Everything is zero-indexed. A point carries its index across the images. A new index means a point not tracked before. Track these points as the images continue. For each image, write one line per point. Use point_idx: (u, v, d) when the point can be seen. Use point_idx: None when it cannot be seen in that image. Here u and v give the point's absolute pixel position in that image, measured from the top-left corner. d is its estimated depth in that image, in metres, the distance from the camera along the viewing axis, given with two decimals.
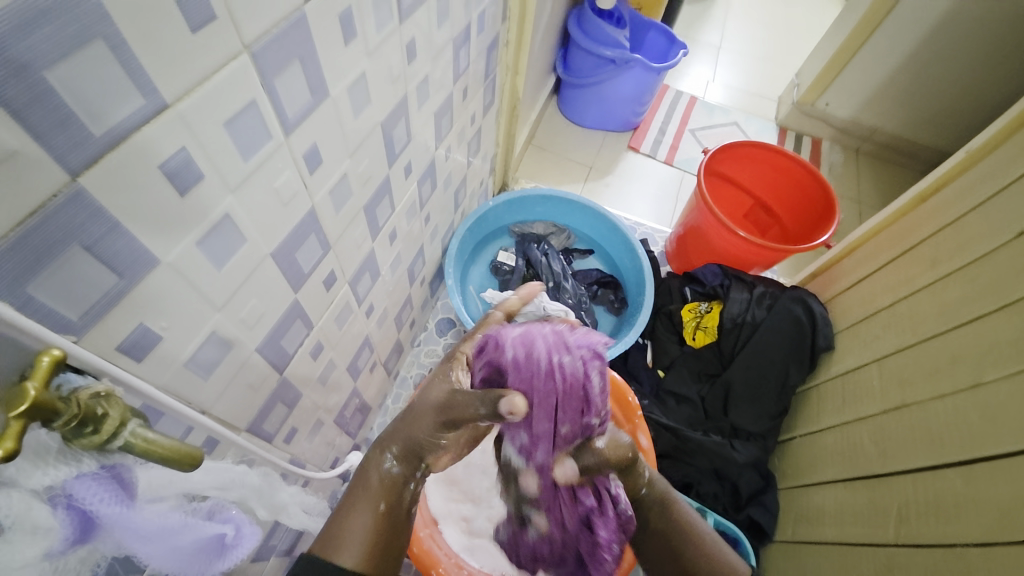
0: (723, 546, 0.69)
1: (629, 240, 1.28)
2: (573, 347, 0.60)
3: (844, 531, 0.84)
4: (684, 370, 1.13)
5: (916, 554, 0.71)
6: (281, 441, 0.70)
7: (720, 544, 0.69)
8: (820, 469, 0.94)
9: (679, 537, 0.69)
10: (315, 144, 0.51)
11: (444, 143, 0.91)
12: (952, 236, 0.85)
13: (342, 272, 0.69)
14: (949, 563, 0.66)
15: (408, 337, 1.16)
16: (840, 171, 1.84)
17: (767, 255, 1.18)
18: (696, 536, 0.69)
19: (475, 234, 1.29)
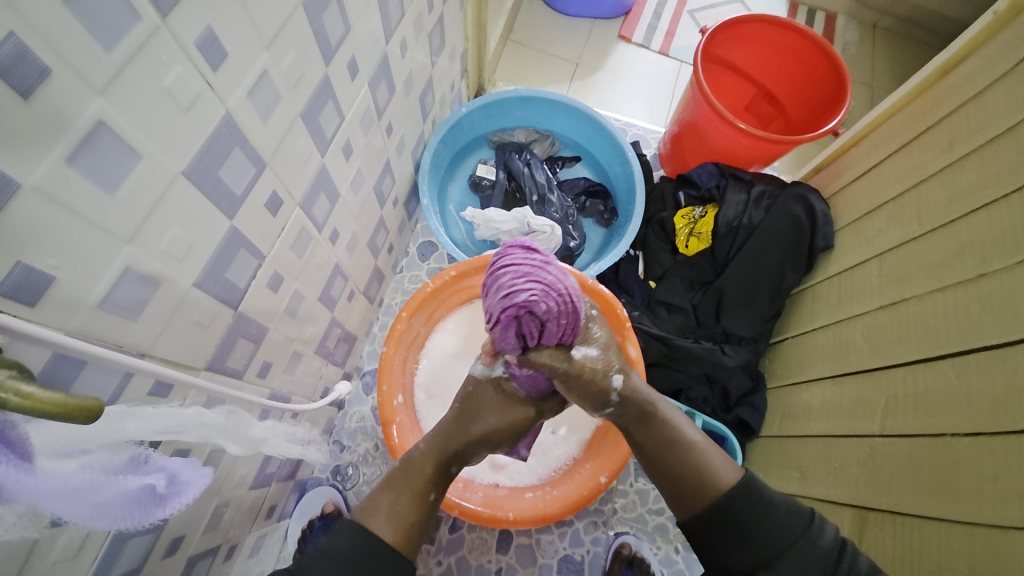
0: (711, 454, 0.65)
1: (618, 142, 1.17)
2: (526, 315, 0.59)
3: (829, 426, 0.84)
4: (676, 280, 1.08)
5: (900, 446, 0.71)
6: (253, 376, 0.67)
7: (704, 456, 0.65)
8: (810, 368, 0.93)
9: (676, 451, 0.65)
10: (211, 29, 0.41)
11: (396, 35, 0.78)
12: (973, 111, 0.75)
13: (289, 194, 0.61)
14: (935, 451, 0.66)
15: (388, 263, 1.11)
16: (854, 51, 1.65)
17: (766, 150, 1.08)
18: (683, 447, 0.66)
19: (450, 146, 1.18)
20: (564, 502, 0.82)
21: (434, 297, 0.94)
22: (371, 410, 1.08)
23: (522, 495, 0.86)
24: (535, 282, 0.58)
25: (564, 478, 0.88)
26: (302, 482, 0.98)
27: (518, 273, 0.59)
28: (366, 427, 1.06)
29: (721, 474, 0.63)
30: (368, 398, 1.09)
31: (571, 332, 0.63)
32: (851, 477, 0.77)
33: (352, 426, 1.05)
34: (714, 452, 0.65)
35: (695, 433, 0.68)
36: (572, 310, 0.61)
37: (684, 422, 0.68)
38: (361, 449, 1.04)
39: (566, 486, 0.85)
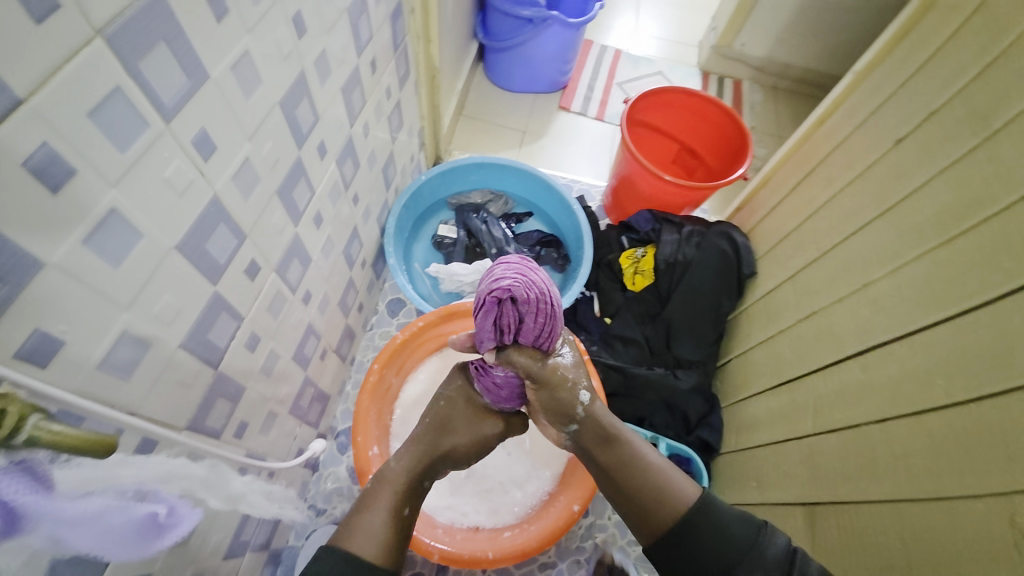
0: (671, 472, 0.73)
1: (564, 197, 1.31)
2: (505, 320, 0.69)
3: (774, 434, 0.92)
4: (628, 315, 1.18)
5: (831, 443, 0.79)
6: (231, 436, 0.69)
7: (665, 477, 0.72)
8: (752, 383, 1.03)
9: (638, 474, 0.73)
10: (203, 128, 0.49)
11: (359, 119, 0.89)
12: (843, 153, 0.92)
13: (266, 260, 0.68)
14: (856, 441, 0.74)
15: (358, 321, 1.16)
16: (761, 109, 1.92)
17: (690, 196, 1.24)
18: (646, 469, 0.73)
19: (413, 211, 1.29)
20: (542, 536, 0.85)
21: (402, 349, 0.99)
22: (347, 469, 1.08)
23: (502, 535, 0.87)
24: (529, 280, 0.67)
25: (542, 513, 0.90)
26: (278, 551, 0.96)
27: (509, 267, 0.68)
28: (342, 487, 1.06)
29: (684, 490, 0.71)
30: (343, 457, 1.09)
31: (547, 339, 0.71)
32: (798, 478, 0.84)
33: (327, 487, 1.05)
34: (674, 471, 0.73)
35: (654, 453, 0.75)
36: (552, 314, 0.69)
37: (647, 448, 0.76)
38: (338, 510, 1.03)
39: (544, 521, 0.87)
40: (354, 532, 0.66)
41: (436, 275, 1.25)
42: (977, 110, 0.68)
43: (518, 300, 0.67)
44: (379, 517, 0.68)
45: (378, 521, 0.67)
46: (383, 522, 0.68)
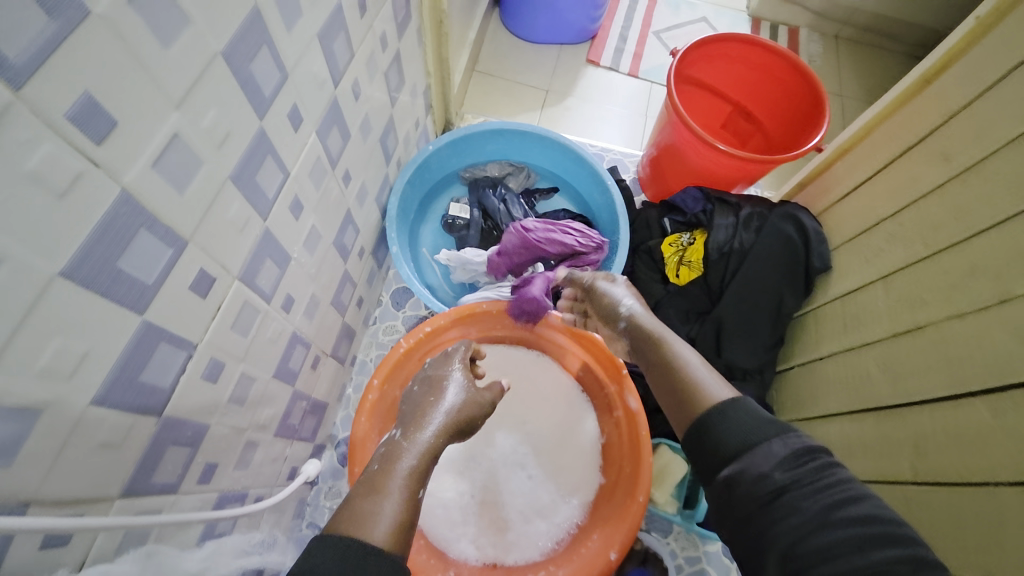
0: (706, 376, 0.58)
1: (596, 170, 1.11)
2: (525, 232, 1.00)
3: (853, 468, 0.77)
4: (670, 312, 1.01)
5: (939, 497, 0.63)
6: (194, 484, 0.56)
7: (698, 378, 0.59)
8: (822, 401, 0.86)
9: (672, 375, 0.62)
10: (85, 95, 0.33)
11: (347, 77, 0.71)
12: (964, 123, 0.71)
13: (223, 268, 0.52)
14: (978, 500, 0.58)
15: (358, 317, 1.02)
16: (820, 62, 1.65)
17: (749, 170, 1.03)
18: (681, 365, 0.62)
19: (419, 187, 1.11)
20: None
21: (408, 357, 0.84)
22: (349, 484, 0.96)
23: None
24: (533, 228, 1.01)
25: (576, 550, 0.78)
26: None
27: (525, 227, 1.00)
28: None
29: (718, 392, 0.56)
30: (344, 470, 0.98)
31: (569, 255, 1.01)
32: None
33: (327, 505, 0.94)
34: (710, 373, 0.59)
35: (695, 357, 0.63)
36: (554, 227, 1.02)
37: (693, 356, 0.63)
38: None
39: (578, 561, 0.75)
40: (350, 519, 0.49)
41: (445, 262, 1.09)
42: None
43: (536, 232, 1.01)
44: (388, 500, 0.51)
45: (392, 508, 0.51)
46: (398, 505, 0.52)
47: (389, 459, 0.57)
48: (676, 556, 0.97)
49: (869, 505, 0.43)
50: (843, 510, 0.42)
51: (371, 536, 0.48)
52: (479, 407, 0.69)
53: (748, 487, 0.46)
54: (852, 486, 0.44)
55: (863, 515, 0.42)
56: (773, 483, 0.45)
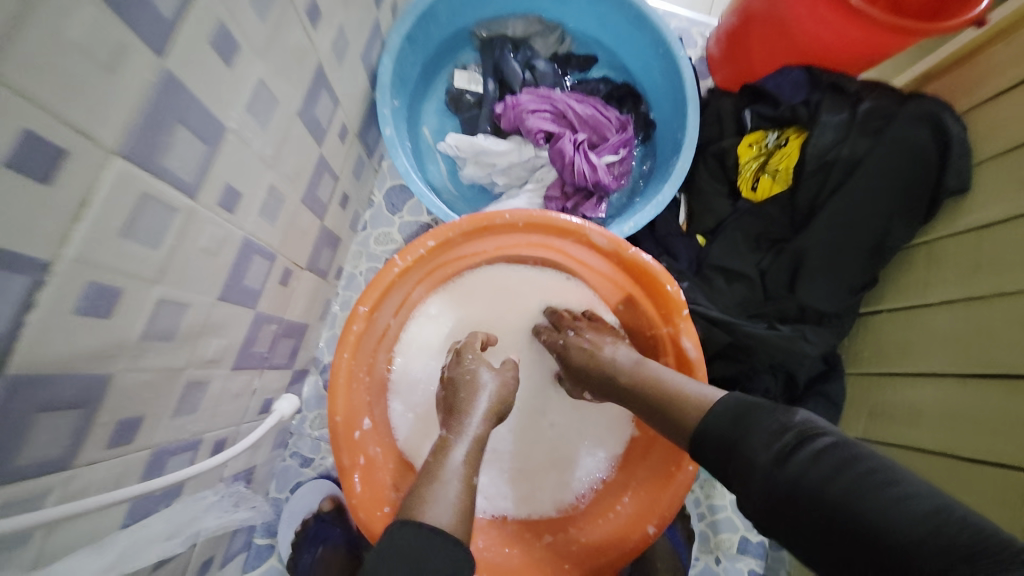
0: (699, 388, 0.49)
1: (664, 39, 0.80)
2: (550, 100, 0.83)
3: (951, 443, 0.62)
4: (737, 235, 0.80)
5: None
6: (96, 447, 0.40)
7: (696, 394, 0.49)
8: (917, 358, 0.69)
9: (664, 405, 0.50)
10: None
11: None
12: None
13: (68, 130, 0.31)
14: None
15: (342, 220, 0.81)
16: None
17: (873, 46, 0.75)
18: (665, 386, 0.52)
19: (422, 48, 0.83)
20: (597, 552, 0.62)
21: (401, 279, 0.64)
22: None
23: (541, 541, 0.65)
24: (556, 94, 0.84)
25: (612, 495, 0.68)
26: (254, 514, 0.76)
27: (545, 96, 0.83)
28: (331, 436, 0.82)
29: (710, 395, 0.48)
30: None
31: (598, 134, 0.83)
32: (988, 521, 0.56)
33: (312, 436, 0.82)
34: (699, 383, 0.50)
35: (677, 372, 0.53)
36: (581, 100, 0.84)
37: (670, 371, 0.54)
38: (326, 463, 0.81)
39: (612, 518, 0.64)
40: (423, 501, 0.47)
41: (447, 150, 0.85)
42: None
43: (556, 101, 0.83)
44: (451, 485, 0.48)
45: (451, 488, 0.48)
46: (458, 485, 0.49)
47: (442, 452, 0.52)
48: (699, 505, 0.88)
49: (869, 469, 0.34)
50: (830, 476, 0.34)
51: (438, 519, 0.45)
52: (510, 389, 0.62)
53: (744, 499, 0.39)
54: (836, 451, 0.36)
55: (870, 481, 0.33)
56: (767, 484, 0.37)
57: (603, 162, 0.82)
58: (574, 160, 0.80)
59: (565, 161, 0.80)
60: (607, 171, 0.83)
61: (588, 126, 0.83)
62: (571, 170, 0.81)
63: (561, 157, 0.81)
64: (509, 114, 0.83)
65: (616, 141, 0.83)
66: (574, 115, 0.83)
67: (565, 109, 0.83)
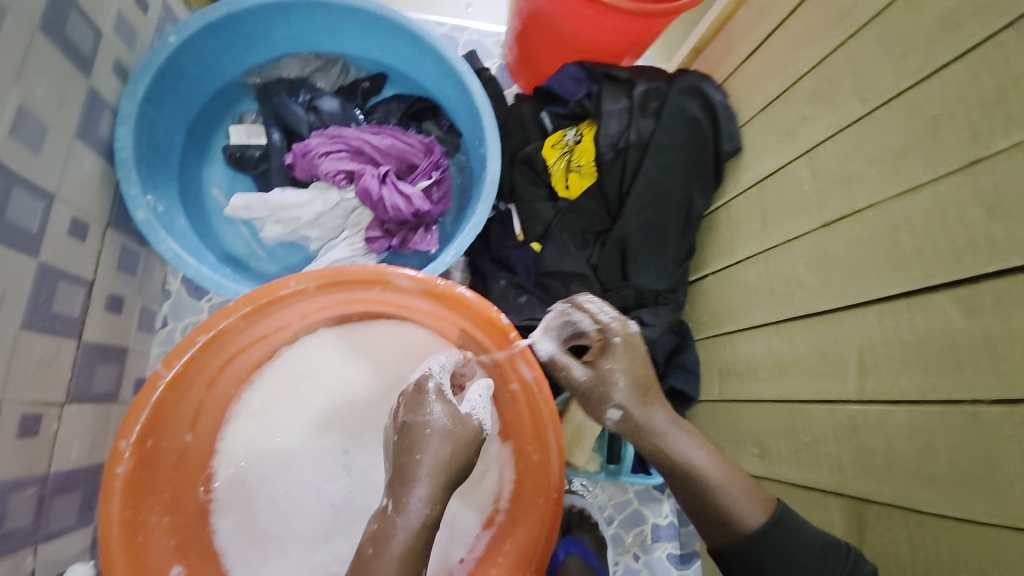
0: (721, 490, 0.52)
1: (445, 58, 0.77)
2: (340, 137, 0.77)
3: (787, 388, 0.65)
4: (563, 236, 0.79)
5: (894, 422, 0.52)
6: None
7: (725, 504, 0.52)
8: (742, 313, 0.73)
9: (699, 503, 0.53)
10: None
11: None
12: None
13: None
14: (950, 425, 0.47)
15: (122, 326, 0.68)
16: None
17: (632, 31, 0.78)
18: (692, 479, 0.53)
19: (175, 109, 0.72)
20: None
21: (177, 391, 0.53)
22: None
23: None
24: (343, 131, 0.77)
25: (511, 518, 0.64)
26: None
27: (334, 136, 0.77)
28: None
29: (743, 512, 0.52)
30: None
31: (401, 164, 0.79)
32: (830, 456, 0.59)
33: None
34: (729, 485, 0.52)
35: (710, 463, 0.53)
36: (375, 132, 0.79)
37: (707, 461, 0.53)
38: None
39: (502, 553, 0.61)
40: None
41: (236, 214, 0.75)
42: None
43: (347, 139, 0.77)
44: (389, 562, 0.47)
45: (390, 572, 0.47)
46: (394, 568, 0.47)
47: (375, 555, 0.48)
48: (605, 509, 0.87)
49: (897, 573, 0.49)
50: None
51: None
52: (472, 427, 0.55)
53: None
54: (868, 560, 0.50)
55: None
56: None
57: (416, 189, 0.76)
58: (381, 194, 0.74)
59: (374, 198, 0.74)
60: (426, 197, 0.78)
61: (388, 157, 0.78)
62: (382, 205, 0.74)
63: (368, 196, 0.74)
64: (301, 162, 0.75)
65: (422, 166, 0.79)
66: (370, 150, 0.77)
67: (358, 146, 0.77)
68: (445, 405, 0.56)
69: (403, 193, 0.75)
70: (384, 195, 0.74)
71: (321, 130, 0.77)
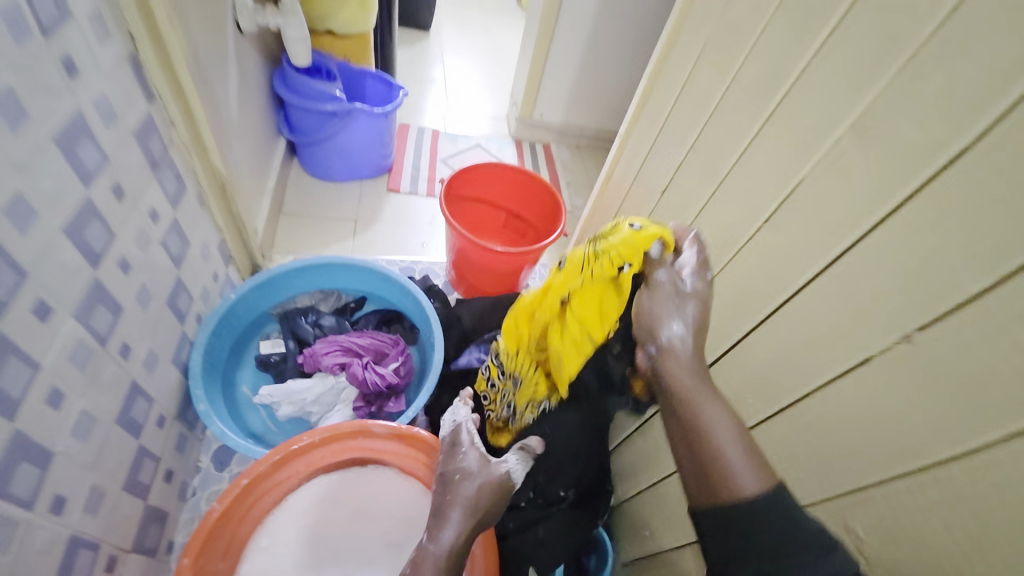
0: (726, 450, 0.51)
1: (403, 284, 1.23)
2: (336, 341, 1.15)
3: (650, 474, 0.94)
4: None
5: None
6: None
7: (720, 446, 0.52)
8: (621, 425, 1.06)
9: (697, 452, 0.52)
10: None
11: (107, 256, 0.74)
12: (630, 203, 1.05)
13: None
14: None
15: (169, 494, 0.92)
16: (571, 165, 2.19)
17: (519, 258, 1.29)
18: (708, 441, 0.52)
19: (227, 336, 1.11)
20: None
21: (221, 526, 0.80)
22: None
23: None
24: (338, 338, 1.16)
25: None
26: None
27: (331, 342, 1.15)
28: None
29: (742, 476, 0.50)
30: None
31: (375, 352, 1.16)
32: (677, 517, 0.86)
33: None
34: (743, 453, 0.51)
35: (731, 435, 0.52)
36: (358, 335, 1.18)
37: (732, 438, 0.52)
38: None
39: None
40: None
41: (263, 400, 1.08)
42: (708, 157, 0.78)
43: (338, 342, 1.15)
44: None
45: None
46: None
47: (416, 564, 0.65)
48: None
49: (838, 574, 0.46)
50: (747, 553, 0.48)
51: None
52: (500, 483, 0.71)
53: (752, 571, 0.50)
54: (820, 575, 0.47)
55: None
56: None
57: (388, 369, 1.12)
58: (364, 376, 1.09)
59: (359, 380, 1.09)
60: (395, 373, 1.13)
61: (366, 349, 1.15)
62: (362, 383, 1.08)
63: (354, 378, 1.09)
64: (310, 360, 1.12)
65: (392, 351, 1.17)
66: (354, 346, 1.15)
67: (345, 343, 1.15)
68: (475, 455, 0.75)
69: (377, 372, 1.10)
70: (364, 375, 1.09)
71: (326, 340, 1.15)
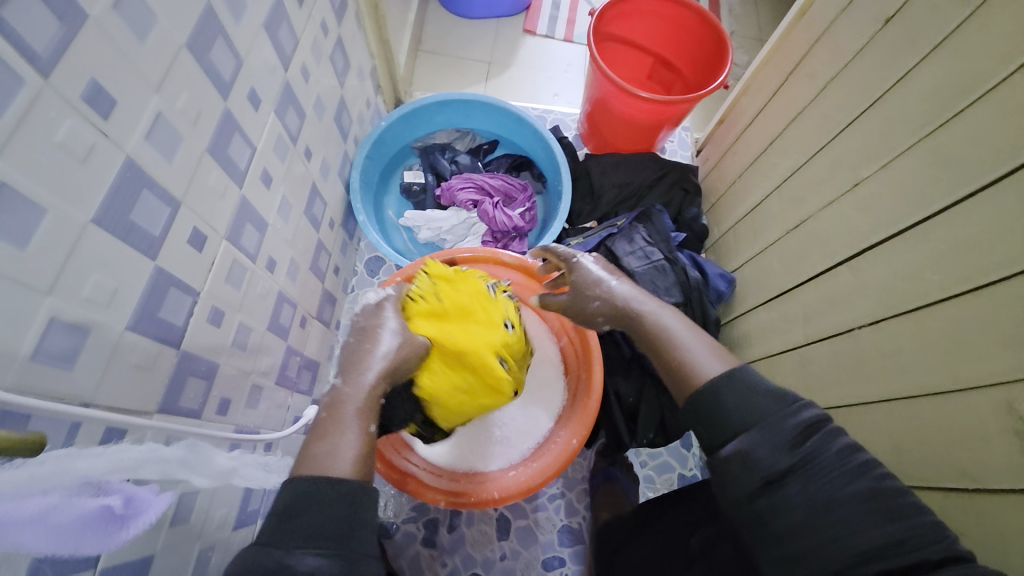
0: (700, 351, 0.63)
1: (537, 129, 1.20)
2: (470, 179, 1.20)
3: (768, 347, 0.94)
4: None
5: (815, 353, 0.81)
6: (213, 414, 0.68)
7: (686, 347, 0.65)
8: (746, 299, 1.03)
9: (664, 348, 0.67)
10: (94, 81, 0.45)
11: (294, 62, 0.81)
12: (829, 45, 0.86)
13: (211, 229, 0.63)
14: (847, 346, 0.75)
15: (337, 285, 1.12)
16: (740, 11, 1.81)
17: (665, 112, 1.16)
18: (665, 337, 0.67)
19: (378, 161, 1.22)
20: (544, 471, 0.87)
21: None
22: None
23: (507, 475, 0.90)
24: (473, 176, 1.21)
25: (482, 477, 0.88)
26: None
27: (466, 178, 1.20)
28: None
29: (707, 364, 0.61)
30: None
31: (504, 195, 1.20)
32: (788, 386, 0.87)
33: None
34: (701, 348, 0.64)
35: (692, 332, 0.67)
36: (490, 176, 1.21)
37: (682, 329, 0.67)
38: None
39: (504, 487, 0.86)
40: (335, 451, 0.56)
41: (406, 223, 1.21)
42: None
43: (473, 180, 1.20)
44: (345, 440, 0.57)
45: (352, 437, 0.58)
46: None
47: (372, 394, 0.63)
48: (641, 455, 1.15)
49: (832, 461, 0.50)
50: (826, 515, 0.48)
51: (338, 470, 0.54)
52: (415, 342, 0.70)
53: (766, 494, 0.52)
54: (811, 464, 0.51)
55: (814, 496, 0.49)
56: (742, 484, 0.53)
57: (515, 212, 1.17)
58: (495, 214, 1.15)
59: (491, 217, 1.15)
60: (522, 216, 1.18)
61: (497, 191, 1.20)
62: (493, 220, 1.15)
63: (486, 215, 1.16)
64: (446, 194, 1.20)
65: (519, 195, 1.20)
66: (487, 185, 1.20)
67: (479, 182, 1.19)
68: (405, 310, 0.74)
69: (507, 214, 1.16)
70: (496, 214, 1.15)
71: (462, 177, 1.21)
